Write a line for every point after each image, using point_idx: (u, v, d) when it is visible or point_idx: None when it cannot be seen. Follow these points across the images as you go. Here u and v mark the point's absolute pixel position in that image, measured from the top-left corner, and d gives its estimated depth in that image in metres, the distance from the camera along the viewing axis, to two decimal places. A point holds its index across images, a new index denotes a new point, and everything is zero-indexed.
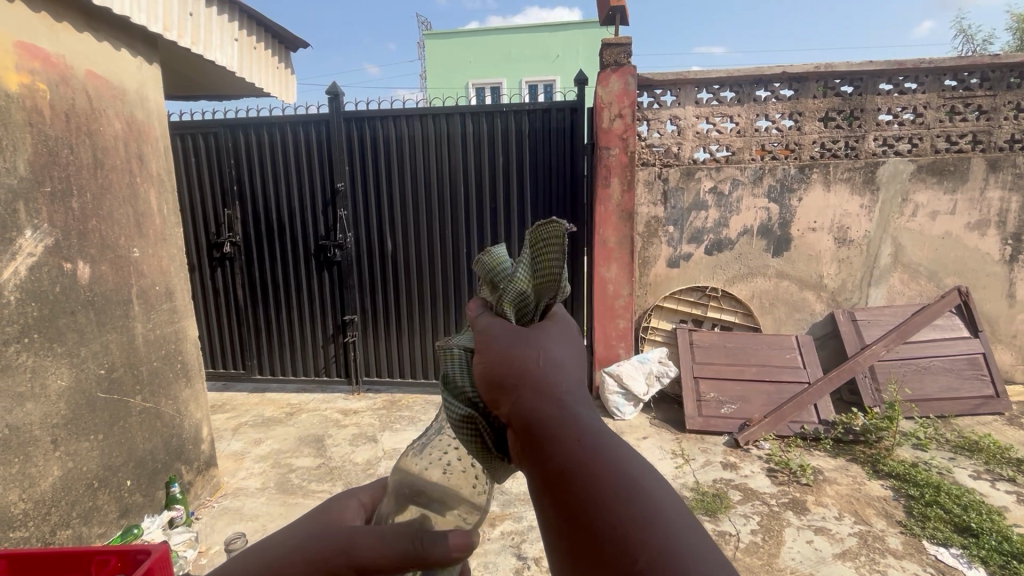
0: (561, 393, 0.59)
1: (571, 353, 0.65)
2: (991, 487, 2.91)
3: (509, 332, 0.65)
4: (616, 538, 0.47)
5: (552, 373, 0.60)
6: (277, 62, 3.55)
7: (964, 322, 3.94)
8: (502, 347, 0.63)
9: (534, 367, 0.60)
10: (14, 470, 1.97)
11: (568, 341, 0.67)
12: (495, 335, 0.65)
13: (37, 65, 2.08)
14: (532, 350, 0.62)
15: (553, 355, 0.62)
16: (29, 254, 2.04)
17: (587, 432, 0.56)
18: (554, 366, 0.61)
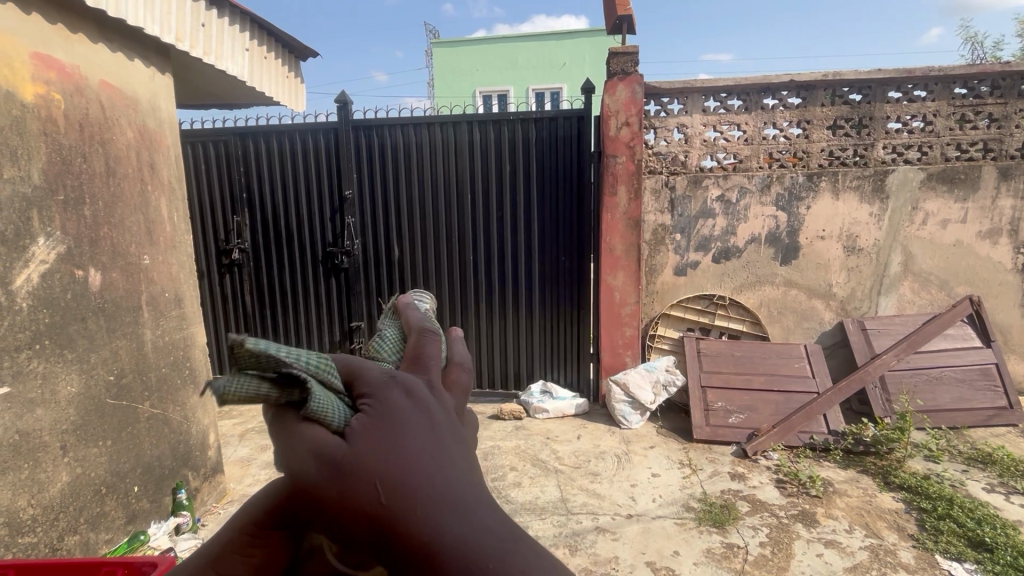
0: (421, 510, 0.48)
1: (424, 435, 0.52)
2: (1005, 500, 2.86)
3: (341, 457, 0.48)
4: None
5: (405, 493, 0.48)
6: (286, 71, 3.59)
7: (976, 332, 3.89)
8: (337, 485, 0.48)
9: (380, 497, 0.48)
10: (23, 476, 1.99)
11: (416, 412, 0.53)
12: (321, 470, 0.48)
13: (52, 75, 2.11)
14: (377, 469, 0.48)
15: (397, 461, 0.49)
16: (42, 261, 2.07)
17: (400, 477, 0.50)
18: (404, 477, 0.48)
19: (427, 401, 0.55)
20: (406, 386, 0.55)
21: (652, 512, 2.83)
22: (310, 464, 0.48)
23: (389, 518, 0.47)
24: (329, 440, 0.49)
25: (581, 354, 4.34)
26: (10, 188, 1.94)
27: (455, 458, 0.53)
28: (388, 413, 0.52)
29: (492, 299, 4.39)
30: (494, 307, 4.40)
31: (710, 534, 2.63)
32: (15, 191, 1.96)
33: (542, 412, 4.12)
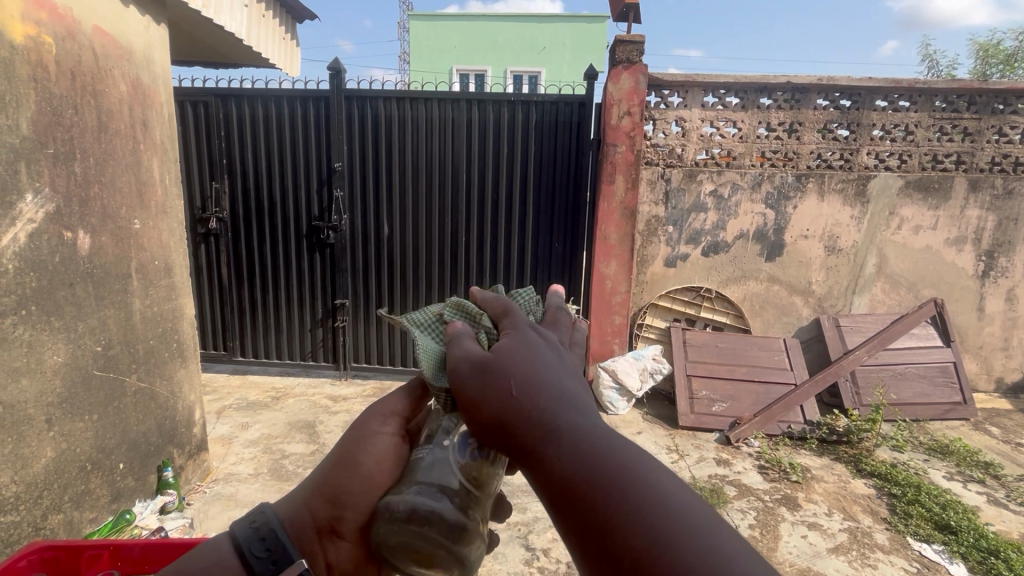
0: (543, 406, 0.53)
1: (548, 355, 0.60)
2: (963, 487, 3.12)
3: (489, 359, 0.59)
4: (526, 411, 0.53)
5: (540, 390, 0.54)
6: (282, 33, 3.42)
7: (938, 332, 4.17)
8: (483, 385, 0.57)
9: (514, 393, 0.55)
10: (7, 450, 1.84)
11: (544, 339, 0.63)
12: (472, 372, 0.59)
13: (44, 16, 1.92)
14: (514, 370, 0.57)
15: (537, 371, 0.57)
16: (29, 220, 1.89)
17: (569, 404, 0.54)
18: (538, 381, 0.55)
19: (552, 340, 0.65)
20: (538, 330, 0.66)
21: None
22: (476, 356, 0.61)
23: (515, 405, 0.54)
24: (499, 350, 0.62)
25: None
26: None
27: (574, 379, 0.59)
28: (527, 330, 0.65)
29: (482, 282, 4.37)
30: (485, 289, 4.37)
31: None
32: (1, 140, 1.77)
33: None
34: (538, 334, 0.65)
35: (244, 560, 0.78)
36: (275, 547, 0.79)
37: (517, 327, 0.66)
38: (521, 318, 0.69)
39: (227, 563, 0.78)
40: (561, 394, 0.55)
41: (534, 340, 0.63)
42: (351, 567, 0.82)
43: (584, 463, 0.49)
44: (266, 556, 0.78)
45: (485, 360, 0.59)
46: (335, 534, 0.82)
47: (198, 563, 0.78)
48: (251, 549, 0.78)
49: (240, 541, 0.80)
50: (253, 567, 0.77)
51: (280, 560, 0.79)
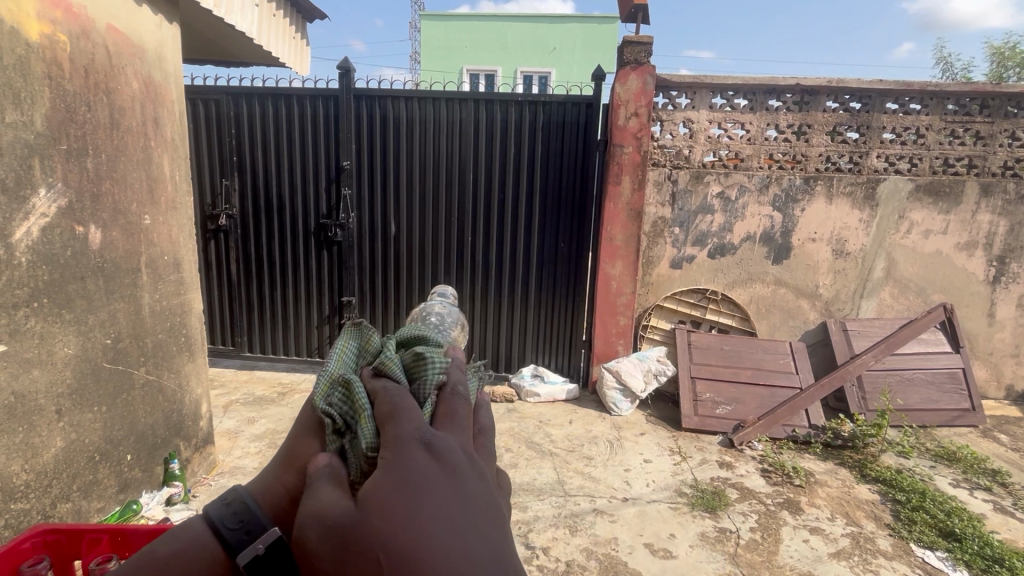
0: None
1: (434, 495, 0.52)
2: (969, 495, 3.08)
3: (346, 526, 0.52)
4: None
5: (412, 569, 0.47)
6: (293, 32, 3.46)
7: (947, 337, 4.12)
8: (346, 560, 0.50)
9: (388, 572, 0.48)
10: (17, 440, 1.88)
11: (434, 466, 0.55)
12: (332, 539, 0.52)
13: (59, 15, 1.96)
14: (382, 538, 0.50)
15: (410, 536, 0.49)
16: (42, 215, 1.93)
17: (455, 571, 0.48)
18: (413, 554, 0.48)
19: (442, 460, 0.56)
20: (425, 445, 0.56)
21: (646, 496, 2.93)
22: (339, 514, 0.53)
23: None
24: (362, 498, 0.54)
25: (573, 341, 4.41)
26: (11, 132, 1.79)
27: (466, 525, 0.52)
28: (401, 451, 0.55)
29: (488, 281, 4.38)
30: (489, 288, 4.39)
31: (704, 518, 2.74)
32: (16, 136, 1.81)
33: (534, 396, 4.16)
34: (427, 453, 0.56)
35: (218, 535, 0.71)
36: (247, 517, 0.69)
37: (390, 445, 0.56)
38: (407, 421, 0.59)
39: (201, 543, 0.70)
40: (445, 563, 0.48)
41: (410, 471, 0.54)
42: None
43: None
44: (240, 527, 0.69)
45: (343, 525, 0.52)
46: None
47: (164, 548, 0.70)
48: (223, 525, 0.70)
49: (214, 516, 0.72)
50: (228, 539, 0.69)
51: (252, 530, 0.68)
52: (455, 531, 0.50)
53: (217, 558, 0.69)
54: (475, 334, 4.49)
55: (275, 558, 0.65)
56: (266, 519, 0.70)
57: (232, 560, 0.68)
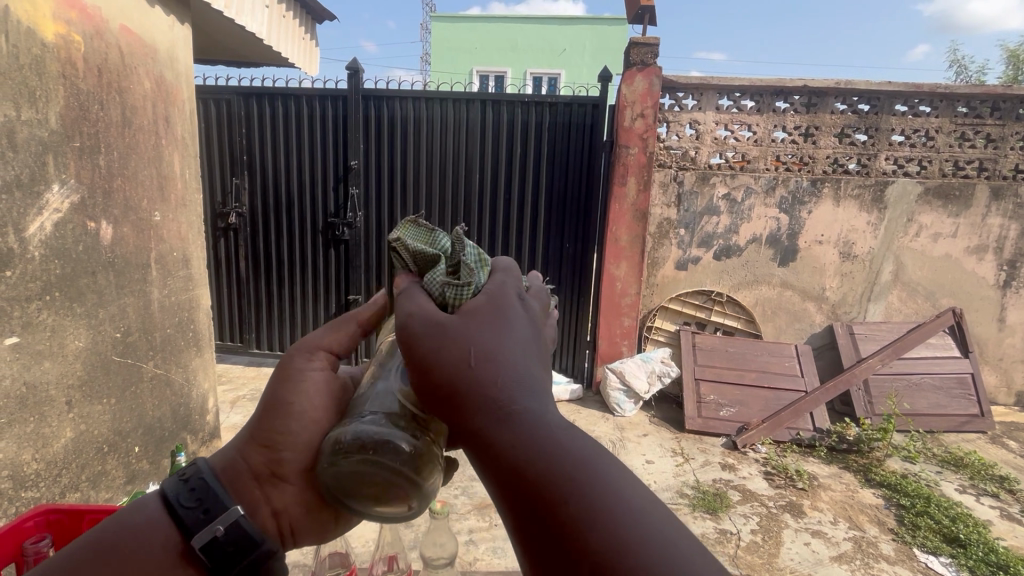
0: (499, 383, 0.58)
1: (517, 330, 0.64)
2: (976, 501, 3.05)
3: (446, 324, 0.61)
4: (478, 387, 0.57)
5: (497, 367, 0.58)
6: (302, 33, 3.51)
7: (956, 342, 4.07)
8: (437, 344, 0.60)
9: (474, 362, 0.58)
10: (28, 429, 1.92)
11: (517, 314, 0.67)
12: (428, 328, 0.62)
13: (74, 16, 2.01)
14: (474, 341, 0.60)
15: (497, 345, 0.60)
16: (55, 210, 1.98)
17: (522, 388, 0.58)
18: (497, 358, 0.59)
19: (527, 314, 0.68)
20: (516, 300, 0.69)
21: None
22: (440, 317, 0.63)
23: (472, 376, 0.58)
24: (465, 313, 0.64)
25: (578, 341, 4.42)
26: (26, 130, 1.84)
27: (535, 361, 0.63)
28: (503, 292, 0.68)
29: None
30: None
31: (704, 519, 2.74)
32: (31, 133, 1.86)
33: None
34: (520, 303, 0.69)
35: (175, 516, 0.75)
36: (205, 496, 0.75)
37: (493, 292, 0.68)
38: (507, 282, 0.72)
39: (156, 521, 0.75)
40: (522, 378, 0.59)
41: (507, 309, 0.66)
42: (300, 508, 0.79)
43: (528, 443, 0.55)
44: (197, 506, 0.74)
45: (443, 322, 0.62)
46: (276, 477, 0.79)
47: (122, 529, 0.74)
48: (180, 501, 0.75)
49: (169, 495, 0.76)
50: (183, 518, 0.74)
51: (211, 510, 0.74)
52: (527, 359, 0.61)
53: (173, 536, 0.74)
54: None
55: (233, 539, 0.73)
56: (227, 496, 0.76)
57: (186, 542, 0.73)
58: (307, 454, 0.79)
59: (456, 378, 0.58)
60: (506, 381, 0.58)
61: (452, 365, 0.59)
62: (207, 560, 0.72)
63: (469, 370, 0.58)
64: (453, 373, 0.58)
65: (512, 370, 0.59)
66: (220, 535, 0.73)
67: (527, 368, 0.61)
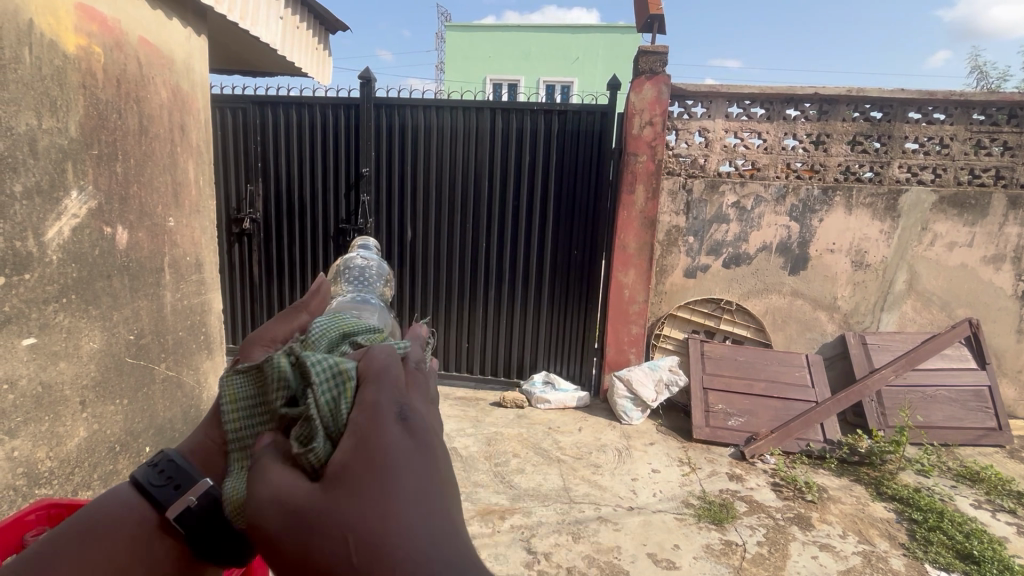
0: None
1: (412, 476, 0.45)
2: (992, 517, 2.97)
3: (305, 509, 0.45)
4: None
5: (382, 556, 0.42)
6: (315, 43, 3.58)
7: (973, 353, 3.99)
8: (304, 544, 0.44)
9: (356, 560, 0.43)
10: (43, 428, 1.97)
11: (414, 439, 0.47)
12: (282, 521, 0.45)
13: (95, 28, 2.09)
14: (353, 523, 0.44)
15: (379, 517, 0.43)
16: (74, 215, 2.05)
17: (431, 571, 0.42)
18: (385, 548, 0.43)
19: (421, 427, 0.48)
20: (401, 412, 0.48)
21: (653, 506, 2.91)
22: (301, 487, 0.46)
23: None
24: (304, 485, 0.46)
25: (585, 348, 4.41)
26: (47, 138, 1.91)
27: (437, 514, 0.45)
28: (378, 419, 0.47)
29: (502, 287, 4.42)
30: (502, 294, 4.43)
31: (709, 530, 2.71)
32: (52, 141, 1.93)
33: (544, 403, 4.17)
34: (404, 427, 0.48)
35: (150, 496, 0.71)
36: (176, 474, 0.69)
37: (369, 406, 0.48)
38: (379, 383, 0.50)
39: (130, 504, 0.72)
40: (422, 556, 0.43)
41: (388, 450, 0.46)
42: None
43: None
44: (169, 484, 0.69)
45: (307, 512, 0.44)
46: None
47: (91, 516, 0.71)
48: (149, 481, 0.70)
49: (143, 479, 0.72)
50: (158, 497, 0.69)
51: (181, 485, 0.67)
52: (432, 519, 0.45)
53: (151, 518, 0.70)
54: (488, 339, 4.54)
55: (206, 511, 0.65)
56: (197, 470, 0.69)
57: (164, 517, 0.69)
58: None
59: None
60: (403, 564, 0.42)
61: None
62: (187, 532, 0.67)
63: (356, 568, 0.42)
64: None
65: (411, 550, 0.43)
66: (193, 506, 0.66)
67: (436, 527, 0.44)
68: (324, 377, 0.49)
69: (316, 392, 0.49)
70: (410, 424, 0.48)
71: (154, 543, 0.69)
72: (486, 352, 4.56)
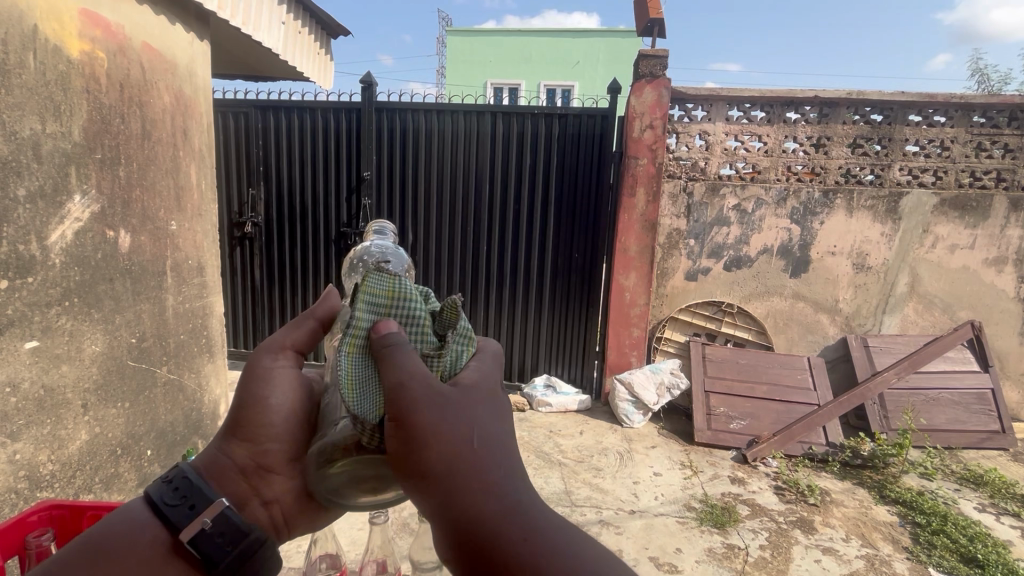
0: (488, 460, 0.63)
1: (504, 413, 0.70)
2: (995, 520, 2.96)
3: (444, 393, 0.65)
4: (476, 461, 0.63)
5: (486, 444, 0.64)
6: (317, 48, 3.60)
7: (975, 356, 3.98)
8: (436, 417, 0.63)
9: (471, 443, 0.63)
10: (44, 431, 1.97)
11: (503, 396, 0.73)
12: (423, 394, 0.64)
13: (98, 33, 2.10)
14: (471, 421, 0.65)
15: (488, 424, 0.66)
16: (77, 219, 2.06)
17: (510, 469, 0.64)
18: (489, 441, 0.65)
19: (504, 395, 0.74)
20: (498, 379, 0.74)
21: (655, 510, 2.91)
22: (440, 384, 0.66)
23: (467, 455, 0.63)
24: (444, 383, 0.66)
25: (586, 351, 4.41)
26: (50, 142, 1.92)
27: (514, 443, 0.68)
28: (491, 376, 0.72)
29: (503, 290, 4.42)
30: (504, 298, 4.43)
31: (712, 534, 2.70)
32: (55, 146, 1.94)
33: (545, 406, 4.17)
34: (500, 386, 0.74)
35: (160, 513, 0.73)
36: (191, 493, 0.72)
37: (486, 365, 0.73)
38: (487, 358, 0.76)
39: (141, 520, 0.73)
40: (507, 459, 0.65)
41: (492, 392, 0.71)
42: (291, 498, 0.79)
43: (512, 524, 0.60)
44: (182, 503, 0.72)
45: (443, 395, 0.65)
46: (265, 469, 0.78)
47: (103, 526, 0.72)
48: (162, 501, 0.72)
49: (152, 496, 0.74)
50: (170, 516, 0.71)
51: (197, 505, 0.72)
52: (510, 440, 0.68)
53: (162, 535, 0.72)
54: None
55: (224, 529, 0.71)
56: (211, 492, 0.74)
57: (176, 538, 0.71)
58: (290, 441, 0.79)
59: (452, 449, 0.62)
60: (496, 457, 0.64)
61: (444, 445, 0.62)
62: (200, 554, 0.70)
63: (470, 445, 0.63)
64: (453, 451, 0.62)
65: (501, 452, 0.65)
66: (209, 528, 0.71)
67: (512, 446, 0.67)
68: (462, 336, 0.72)
69: (455, 342, 0.71)
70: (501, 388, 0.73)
71: (166, 565, 0.70)
72: None
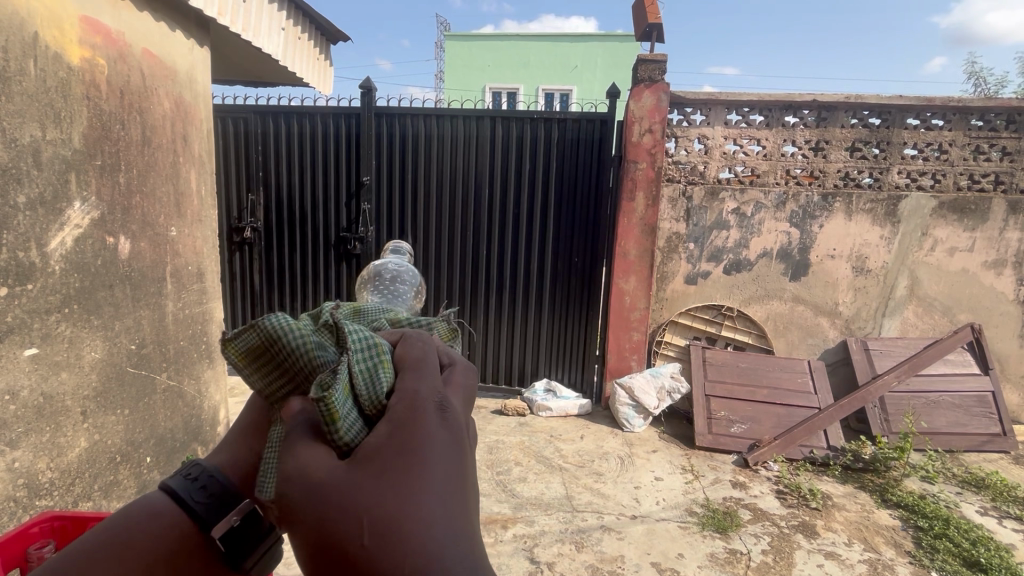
0: (402, 553, 0.42)
1: (442, 460, 0.47)
2: (998, 524, 2.95)
3: (327, 478, 0.45)
4: (377, 564, 0.42)
5: (397, 534, 0.43)
6: (317, 54, 3.61)
7: (975, 359, 3.98)
8: (315, 512, 0.44)
9: (367, 534, 0.43)
10: (44, 439, 1.96)
11: (455, 427, 0.50)
12: (297, 488, 0.45)
13: (99, 40, 2.11)
14: (370, 504, 0.44)
15: (402, 502, 0.44)
16: (77, 225, 2.05)
17: (438, 560, 0.42)
18: (401, 528, 0.43)
19: (457, 422, 0.51)
20: (443, 406, 0.51)
21: (656, 514, 2.90)
22: (322, 465, 0.46)
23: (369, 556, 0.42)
24: (329, 459, 0.46)
25: (587, 355, 4.41)
26: (50, 149, 1.92)
27: (459, 511, 0.46)
28: (418, 405, 0.50)
29: (503, 294, 4.42)
30: (504, 301, 4.43)
31: (714, 538, 2.69)
32: (55, 153, 1.94)
33: (545, 410, 4.16)
34: (444, 414, 0.50)
35: (181, 507, 0.66)
36: (216, 490, 0.65)
37: (411, 389, 0.51)
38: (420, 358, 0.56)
39: (158, 514, 0.65)
40: (433, 548, 0.43)
41: (430, 438, 0.48)
42: None
43: None
44: (206, 499, 0.65)
45: (326, 477, 0.45)
46: None
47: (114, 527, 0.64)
48: (187, 496, 0.65)
49: (174, 488, 0.67)
50: (195, 511, 0.64)
51: (223, 501, 0.65)
52: (451, 505, 0.45)
53: (183, 531, 0.65)
54: (489, 347, 4.53)
55: (252, 527, 0.65)
56: (237, 487, 0.67)
57: (202, 533, 0.65)
58: None
59: (345, 554, 0.43)
60: (412, 553, 0.42)
61: (335, 553, 0.43)
62: (227, 551, 0.64)
63: (365, 542, 0.43)
64: (355, 563, 0.43)
65: (421, 539, 0.43)
66: (238, 525, 0.64)
67: (453, 516, 0.45)
68: (363, 345, 0.54)
69: (355, 359, 0.53)
70: (445, 415, 0.51)
71: (194, 559, 0.64)
72: (487, 360, 4.55)
